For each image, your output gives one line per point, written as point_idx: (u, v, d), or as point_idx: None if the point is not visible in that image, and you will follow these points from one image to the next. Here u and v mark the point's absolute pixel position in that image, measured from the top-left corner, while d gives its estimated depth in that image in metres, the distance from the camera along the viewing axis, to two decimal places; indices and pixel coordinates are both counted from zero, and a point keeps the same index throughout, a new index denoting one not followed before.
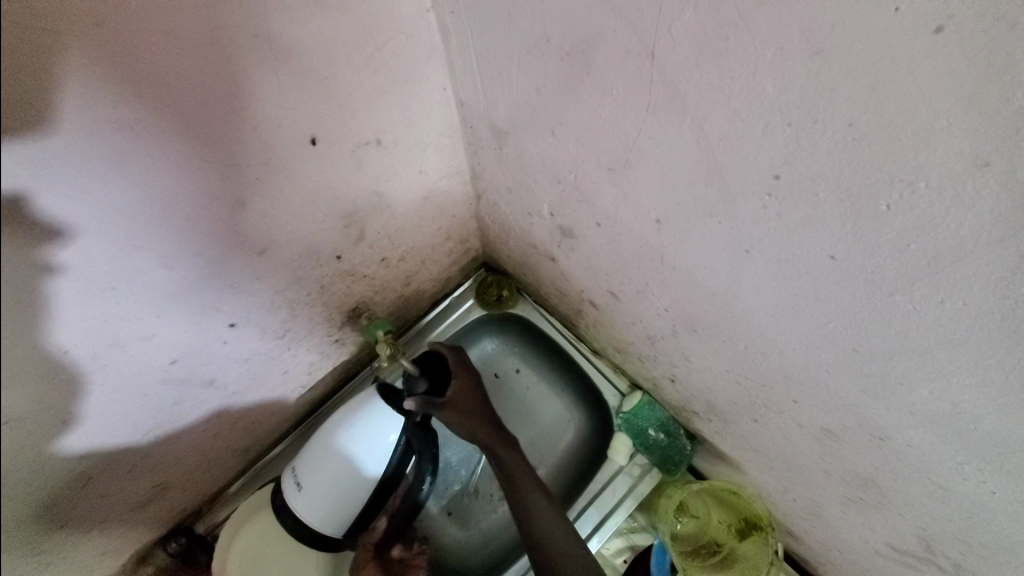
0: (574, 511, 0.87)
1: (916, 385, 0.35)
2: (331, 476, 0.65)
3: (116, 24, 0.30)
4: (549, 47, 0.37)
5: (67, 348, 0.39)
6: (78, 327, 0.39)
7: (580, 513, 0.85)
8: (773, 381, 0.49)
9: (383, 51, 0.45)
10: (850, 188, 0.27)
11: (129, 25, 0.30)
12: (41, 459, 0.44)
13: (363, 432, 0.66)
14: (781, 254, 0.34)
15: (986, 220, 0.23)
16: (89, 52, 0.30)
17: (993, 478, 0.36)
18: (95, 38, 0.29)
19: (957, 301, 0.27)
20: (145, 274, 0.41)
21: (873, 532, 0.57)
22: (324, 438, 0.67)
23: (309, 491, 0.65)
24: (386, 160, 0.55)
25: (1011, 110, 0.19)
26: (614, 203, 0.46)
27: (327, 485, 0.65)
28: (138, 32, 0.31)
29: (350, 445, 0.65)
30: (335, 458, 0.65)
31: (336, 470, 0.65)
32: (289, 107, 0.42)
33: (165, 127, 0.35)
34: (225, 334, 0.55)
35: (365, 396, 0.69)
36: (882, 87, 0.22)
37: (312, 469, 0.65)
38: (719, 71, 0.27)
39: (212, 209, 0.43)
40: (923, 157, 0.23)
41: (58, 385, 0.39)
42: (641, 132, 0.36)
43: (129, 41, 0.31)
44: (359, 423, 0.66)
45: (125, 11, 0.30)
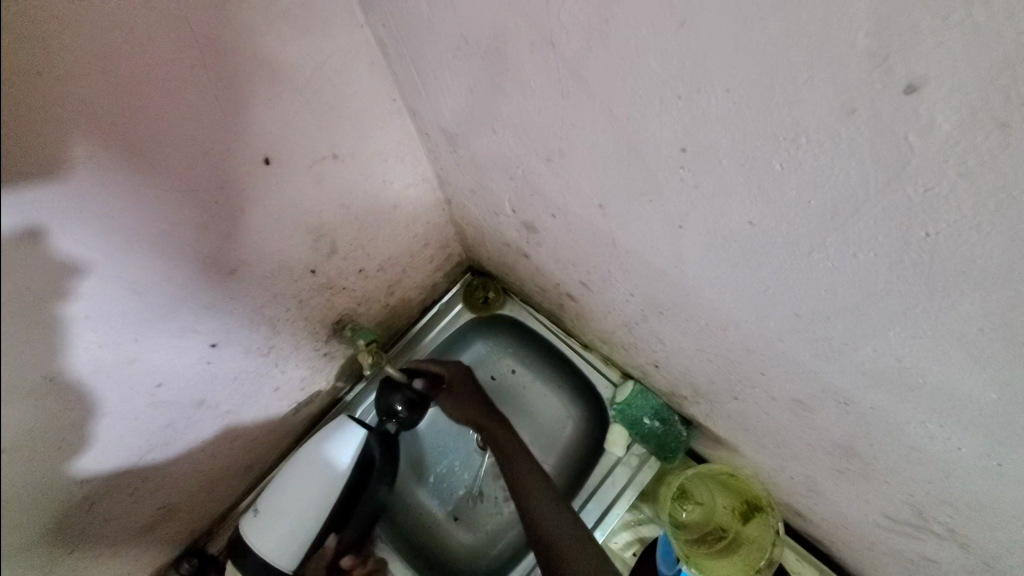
0: (577, 504, 0.87)
1: (860, 343, 0.34)
2: (301, 505, 0.64)
3: (76, 70, 0.32)
4: (470, 48, 0.39)
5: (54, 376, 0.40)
6: (63, 356, 0.40)
7: (583, 506, 0.86)
8: (739, 356, 0.49)
9: (324, 68, 0.47)
10: (746, 152, 0.27)
11: (90, 70, 0.33)
12: (43, 481, 0.46)
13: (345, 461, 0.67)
14: (709, 226, 0.35)
15: (869, 166, 0.23)
16: (56, 98, 0.32)
17: (955, 433, 0.35)
18: (62, 85, 0.32)
19: (869, 253, 0.27)
20: (118, 301, 0.43)
21: (867, 503, 0.55)
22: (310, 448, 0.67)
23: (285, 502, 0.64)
24: (347, 174, 0.57)
25: (858, 54, 0.20)
26: (561, 192, 0.47)
27: (296, 514, 0.64)
28: (97, 75, 0.33)
29: (331, 474, 0.65)
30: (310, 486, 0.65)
31: (308, 490, 0.65)
32: (247, 131, 0.44)
33: (127, 161, 0.37)
34: (209, 354, 0.57)
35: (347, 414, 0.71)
36: (744, 49, 0.23)
37: (293, 478, 0.65)
38: (610, 53, 0.28)
39: (182, 236, 0.44)
40: (797, 112, 0.24)
41: (53, 412, 0.42)
42: (564, 121, 0.37)
43: (91, 86, 0.33)
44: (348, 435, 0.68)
45: (86, 58, 0.33)
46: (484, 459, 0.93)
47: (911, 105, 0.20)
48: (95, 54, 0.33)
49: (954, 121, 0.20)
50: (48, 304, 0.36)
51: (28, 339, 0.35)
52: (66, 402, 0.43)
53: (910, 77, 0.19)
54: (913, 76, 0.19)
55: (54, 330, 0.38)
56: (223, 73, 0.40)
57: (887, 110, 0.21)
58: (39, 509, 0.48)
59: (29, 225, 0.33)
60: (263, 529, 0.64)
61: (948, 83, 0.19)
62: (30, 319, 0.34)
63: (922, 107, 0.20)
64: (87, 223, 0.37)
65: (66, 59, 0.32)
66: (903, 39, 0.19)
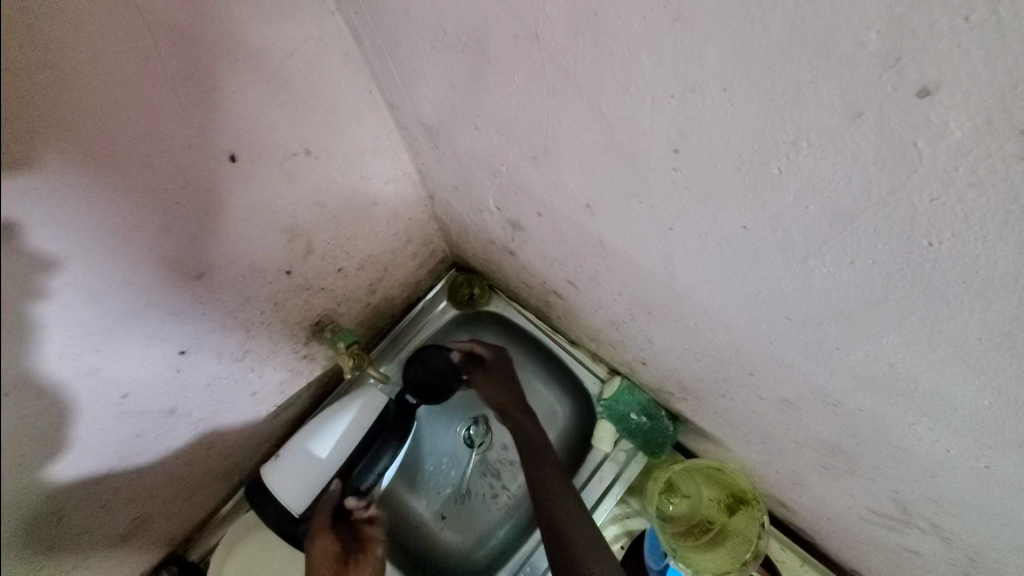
0: (578, 481, 0.88)
1: (852, 348, 0.34)
2: (323, 458, 0.65)
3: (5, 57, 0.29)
4: (449, 40, 0.36)
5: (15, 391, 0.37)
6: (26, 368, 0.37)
7: (584, 485, 0.86)
8: (728, 357, 0.48)
9: (293, 58, 0.44)
10: (742, 155, 0.26)
11: (20, 59, 0.29)
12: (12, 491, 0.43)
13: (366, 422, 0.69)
14: (700, 228, 0.34)
15: (872, 173, 0.22)
16: None
17: (944, 436, 0.35)
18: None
19: (867, 260, 0.26)
20: (74, 311, 0.39)
21: (852, 497, 0.56)
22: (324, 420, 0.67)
23: (298, 469, 0.63)
24: (322, 170, 0.54)
25: (867, 55, 0.19)
26: (547, 191, 0.45)
27: (316, 469, 0.64)
28: (33, 64, 0.30)
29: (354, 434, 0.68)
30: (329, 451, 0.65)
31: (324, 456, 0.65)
32: (211, 125, 0.41)
33: (62, 157, 0.33)
34: (178, 362, 0.54)
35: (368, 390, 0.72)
36: (744, 45, 0.21)
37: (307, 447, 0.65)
38: (598, 47, 0.27)
39: (139, 237, 0.41)
40: (799, 114, 0.22)
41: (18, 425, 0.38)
42: (550, 117, 0.35)
43: (26, 74, 0.30)
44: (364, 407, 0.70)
45: (20, 45, 0.29)
46: (472, 454, 0.91)
47: (923, 110, 0.19)
48: (30, 40, 0.29)
49: (968, 128, 0.18)
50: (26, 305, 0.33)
51: (13, 348, 0.33)
52: (32, 416, 0.40)
53: (924, 80, 0.18)
54: (925, 79, 0.18)
55: (31, 340, 0.35)
56: (184, 63, 0.37)
57: (896, 114, 0.20)
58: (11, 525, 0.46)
59: None
60: (281, 475, 0.63)
61: (966, 86, 0.17)
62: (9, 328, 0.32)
63: (934, 113, 0.19)
64: (40, 234, 0.33)
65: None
66: (917, 39, 0.17)
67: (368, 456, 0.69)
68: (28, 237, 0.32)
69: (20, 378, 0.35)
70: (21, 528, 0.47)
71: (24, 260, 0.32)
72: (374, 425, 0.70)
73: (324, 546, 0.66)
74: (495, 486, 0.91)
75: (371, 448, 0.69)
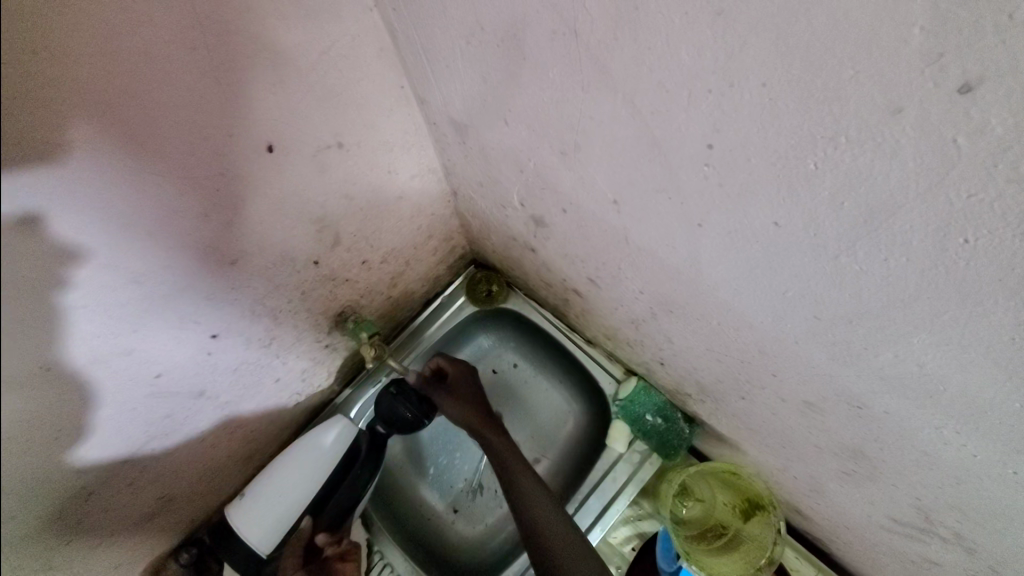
0: (574, 504, 0.87)
1: (881, 348, 0.33)
2: (291, 494, 0.64)
3: (60, 45, 0.30)
4: (485, 35, 0.37)
5: (50, 364, 0.38)
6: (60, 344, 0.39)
7: (580, 504, 0.85)
8: (751, 357, 0.48)
9: (330, 53, 0.45)
10: (777, 150, 0.26)
11: (75, 46, 0.31)
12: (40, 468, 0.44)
13: (335, 457, 0.67)
14: (730, 225, 0.34)
15: (911, 169, 0.22)
16: (43, 74, 0.30)
17: (971, 441, 0.34)
18: (54, 60, 0.31)
19: (900, 258, 0.26)
20: (114, 290, 0.41)
21: (872, 504, 0.55)
22: (293, 454, 0.66)
23: (266, 503, 0.63)
24: (352, 163, 0.55)
25: (911, 51, 0.19)
26: (574, 187, 0.46)
27: (281, 504, 0.63)
28: (87, 53, 0.32)
29: (325, 465, 0.66)
30: (294, 485, 0.64)
31: (291, 489, 0.64)
32: (249, 115, 0.42)
33: (113, 143, 0.35)
34: (209, 345, 0.56)
35: (335, 421, 0.69)
36: (786, 41, 0.22)
37: (275, 480, 0.64)
38: (637, 42, 0.27)
39: (178, 223, 0.42)
40: (838, 109, 0.22)
41: (47, 400, 0.39)
42: (582, 113, 0.36)
43: (79, 61, 0.32)
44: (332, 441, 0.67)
45: (73, 33, 0.31)
46: (484, 452, 0.92)
47: (965, 105, 0.19)
48: (85, 29, 0.31)
49: (1010, 124, 0.18)
50: (40, 291, 0.35)
51: (17, 325, 0.34)
52: (67, 389, 0.41)
53: (966, 76, 0.18)
54: (969, 75, 0.18)
55: (49, 318, 0.37)
56: (226, 55, 0.38)
57: (937, 109, 0.20)
58: (39, 496, 0.47)
59: (22, 215, 0.32)
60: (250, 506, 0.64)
61: (1009, 83, 0.18)
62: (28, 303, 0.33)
63: (975, 109, 0.19)
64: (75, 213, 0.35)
65: (44, 34, 0.30)
66: (961, 36, 0.18)
67: (339, 494, 0.69)
68: (55, 219, 0.34)
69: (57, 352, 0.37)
70: (53, 498, 0.49)
71: (41, 242, 0.34)
72: (345, 460, 0.69)
73: None
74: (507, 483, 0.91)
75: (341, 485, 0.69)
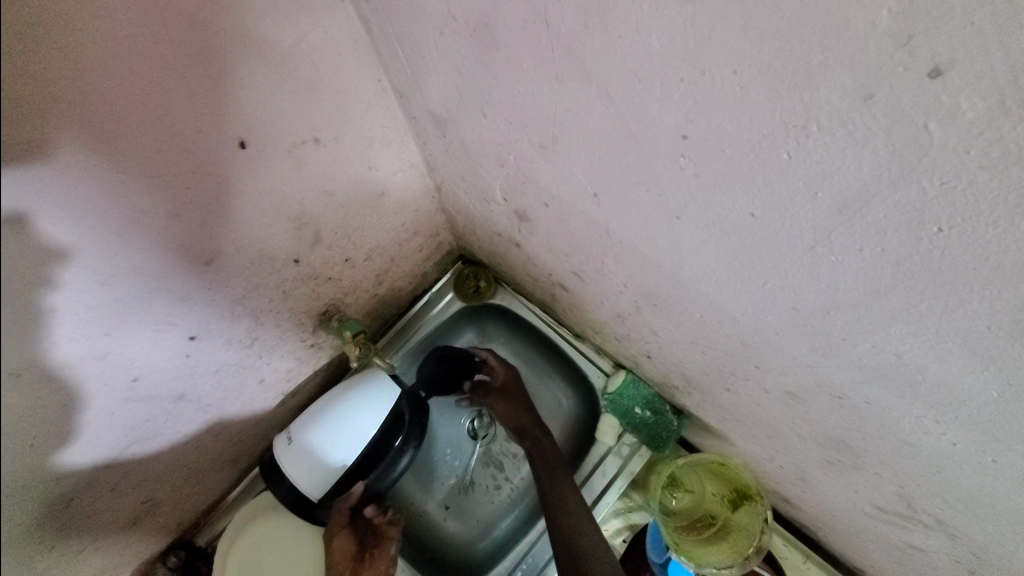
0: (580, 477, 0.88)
1: (859, 339, 0.33)
2: (336, 447, 0.66)
3: (15, 40, 0.29)
4: (458, 26, 0.37)
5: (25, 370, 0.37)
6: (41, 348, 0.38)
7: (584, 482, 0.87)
8: (734, 349, 0.48)
9: (302, 46, 0.44)
10: (751, 140, 0.26)
11: (33, 41, 0.30)
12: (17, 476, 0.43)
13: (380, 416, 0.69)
14: (708, 217, 0.33)
15: (882, 156, 0.22)
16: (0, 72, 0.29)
17: (951, 429, 0.34)
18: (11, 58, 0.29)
19: (875, 248, 0.26)
20: (82, 294, 0.39)
21: (857, 493, 0.55)
22: (337, 409, 0.67)
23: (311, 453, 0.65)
24: (330, 158, 0.54)
25: (878, 36, 0.19)
26: (554, 181, 0.45)
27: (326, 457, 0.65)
28: (42, 48, 0.30)
29: (367, 426, 0.68)
30: (340, 440, 0.66)
31: (337, 443, 0.66)
32: (219, 112, 0.41)
33: (73, 142, 0.34)
34: (187, 348, 0.55)
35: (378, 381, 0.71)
36: (754, 27, 0.21)
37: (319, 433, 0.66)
38: (607, 30, 0.27)
39: (148, 224, 0.41)
40: (809, 98, 0.22)
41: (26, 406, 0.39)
42: (557, 104, 0.35)
43: (33, 58, 0.30)
44: (375, 400, 0.69)
45: (30, 30, 0.29)
46: (476, 447, 0.92)
47: (934, 91, 0.19)
48: (38, 25, 0.30)
49: (980, 108, 0.18)
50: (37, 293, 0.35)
51: (18, 333, 0.33)
52: (44, 396, 0.41)
53: (936, 60, 0.18)
54: (938, 59, 0.18)
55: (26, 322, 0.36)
56: (193, 49, 0.37)
57: (907, 96, 0.19)
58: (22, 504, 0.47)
59: (11, 209, 0.31)
60: (290, 464, 0.65)
61: (978, 66, 0.17)
62: (17, 311, 0.32)
63: (945, 94, 0.19)
64: (45, 219, 0.34)
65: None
66: (930, 17, 0.17)
67: (392, 470, 0.73)
68: (33, 227, 0.33)
69: (30, 360, 0.36)
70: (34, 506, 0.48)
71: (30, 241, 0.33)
72: (390, 420, 0.70)
73: (342, 543, 0.75)
74: (497, 478, 0.92)
75: (396, 461, 0.72)
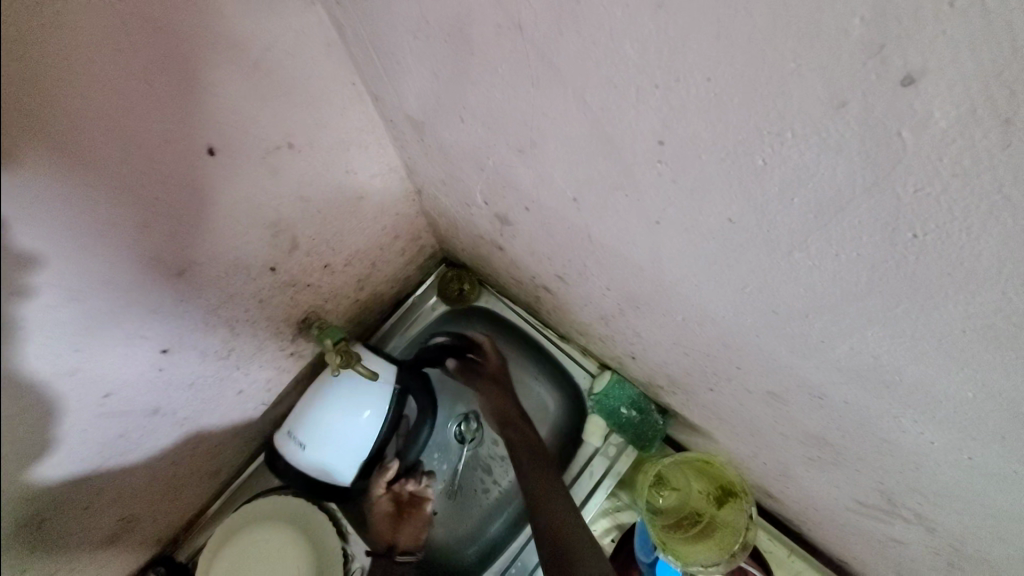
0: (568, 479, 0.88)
1: (837, 341, 0.34)
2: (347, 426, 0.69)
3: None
4: (432, 30, 0.36)
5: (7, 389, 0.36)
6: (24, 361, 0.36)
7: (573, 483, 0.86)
8: (715, 350, 0.48)
9: (272, 49, 0.43)
10: (726, 146, 0.26)
11: None
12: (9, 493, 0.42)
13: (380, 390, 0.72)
14: (687, 221, 0.33)
15: (856, 164, 0.22)
16: None
17: (926, 427, 0.35)
18: None
19: (851, 253, 0.26)
20: (47, 311, 0.38)
21: (838, 488, 0.56)
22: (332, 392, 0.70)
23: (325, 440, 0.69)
24: (306, 164, 0.53)
25: (852, 43, 0.18)
26: (534, 185, 0.45)
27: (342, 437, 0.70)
28: (1, 60, 0.29)
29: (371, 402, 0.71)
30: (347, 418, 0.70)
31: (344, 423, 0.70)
32: (189, 120, 0.40)
33: (33, 153, 0.32)
34: (160, 361, 0.53)
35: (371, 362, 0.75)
36: (727, 35, 0.21)
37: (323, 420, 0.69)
38: (582, 37, 0.26)
39: (114, 235, 0.40)
40: (784, 106, 0.22)
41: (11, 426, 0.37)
42: (535, 110, 0.35)
43: None
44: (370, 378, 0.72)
45: None
46: (463, 451, 0.92)
47: (908, 99, 0.19)
48: None
49: (952, 117, 0.18)
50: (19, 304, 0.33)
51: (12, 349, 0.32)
52: (31, 415, 0.39)
53: (908, 69, 0.18)
54: (911, 66, 0.18)
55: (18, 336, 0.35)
56: (161, 55, 0.36)
57: (881, 104, 0.19)
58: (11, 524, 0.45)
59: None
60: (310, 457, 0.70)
61: (949, 75, 0.17)
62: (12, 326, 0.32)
63: (919, 102, 0.18)
64: (22, 228, 0.33)
65: None
66: (902, 27, 0.17)
67: (415, 439, 0.86)
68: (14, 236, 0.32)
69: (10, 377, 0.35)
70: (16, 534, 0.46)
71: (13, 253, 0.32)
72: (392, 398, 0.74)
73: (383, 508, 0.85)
74: (486, 481, 0.91)
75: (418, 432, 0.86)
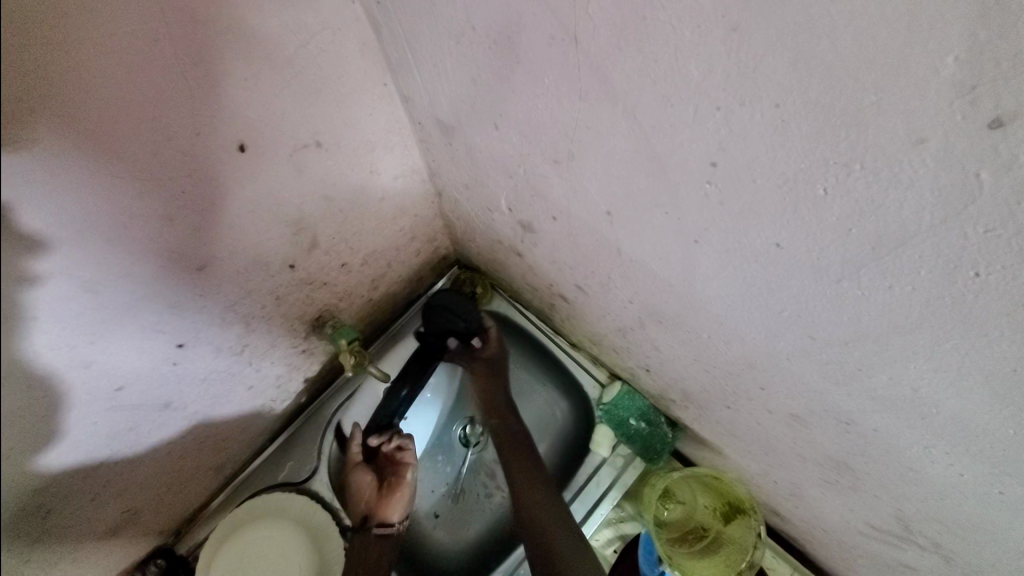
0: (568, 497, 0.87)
1: (876, 370, 0.33)
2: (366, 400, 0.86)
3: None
4: (476, 36, 0.35)
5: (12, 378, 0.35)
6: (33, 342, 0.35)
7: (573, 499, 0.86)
8: (740, 370, 0.48)
9: (307, 46, 0.42)
10: (785, 173, 0.25)
11: (20, 37, 0.28)
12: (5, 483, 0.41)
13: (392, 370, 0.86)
14: (729, 244, 0.33)
15: (927, 202, 0.21)
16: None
17: (959, 461, 0.34)
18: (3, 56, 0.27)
19: (906, 286, 0.26)
20: (66, 301, 0.37)
21: (852, 511, 0.55)
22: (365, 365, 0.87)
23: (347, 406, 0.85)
24: (331, 162, 0.52)
25: (940, 81, 0.18)
26: (565, 196, 0.44)
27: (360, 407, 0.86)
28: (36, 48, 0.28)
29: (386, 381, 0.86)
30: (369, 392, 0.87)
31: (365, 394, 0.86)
32: (218, 114, 0.39)
33: (62, 141, 0.31)
34: (175, 355, 0.52)
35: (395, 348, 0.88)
36: (804, 61, 0.20)
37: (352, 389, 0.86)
38: (642, 54, 0.26)
39: (138, 228, 0.39)
40: (856, 137, 0.21)
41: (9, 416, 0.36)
42: (578, 123, 0.34)
43: (18, 55, 0.28)
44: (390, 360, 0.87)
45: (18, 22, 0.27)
46: (467, 454, 0.91)
47: (992, 141, 0.18)
48: (21, 18, 0.27)
49: None
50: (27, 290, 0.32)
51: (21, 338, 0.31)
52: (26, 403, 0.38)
53: (999, 110, 0.17)
54: (1002, 110, 0.17)
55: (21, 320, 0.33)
56: (195, 47, 0.35)
57: (963, 143, 0.19)
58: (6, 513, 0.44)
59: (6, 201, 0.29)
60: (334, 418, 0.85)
61: None
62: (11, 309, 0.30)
63: (1004, 145, 0.18)
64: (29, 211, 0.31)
65: None
66: (998, 68, 0.17)
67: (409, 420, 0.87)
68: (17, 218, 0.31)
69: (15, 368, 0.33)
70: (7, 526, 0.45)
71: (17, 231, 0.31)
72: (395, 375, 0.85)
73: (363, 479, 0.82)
74: (489, 485, 0.91)
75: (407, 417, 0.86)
